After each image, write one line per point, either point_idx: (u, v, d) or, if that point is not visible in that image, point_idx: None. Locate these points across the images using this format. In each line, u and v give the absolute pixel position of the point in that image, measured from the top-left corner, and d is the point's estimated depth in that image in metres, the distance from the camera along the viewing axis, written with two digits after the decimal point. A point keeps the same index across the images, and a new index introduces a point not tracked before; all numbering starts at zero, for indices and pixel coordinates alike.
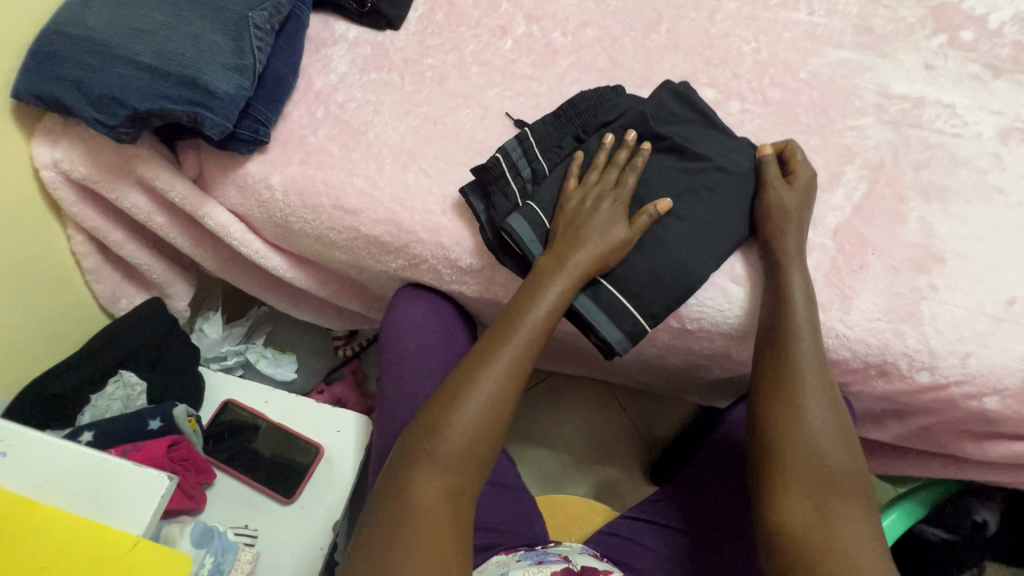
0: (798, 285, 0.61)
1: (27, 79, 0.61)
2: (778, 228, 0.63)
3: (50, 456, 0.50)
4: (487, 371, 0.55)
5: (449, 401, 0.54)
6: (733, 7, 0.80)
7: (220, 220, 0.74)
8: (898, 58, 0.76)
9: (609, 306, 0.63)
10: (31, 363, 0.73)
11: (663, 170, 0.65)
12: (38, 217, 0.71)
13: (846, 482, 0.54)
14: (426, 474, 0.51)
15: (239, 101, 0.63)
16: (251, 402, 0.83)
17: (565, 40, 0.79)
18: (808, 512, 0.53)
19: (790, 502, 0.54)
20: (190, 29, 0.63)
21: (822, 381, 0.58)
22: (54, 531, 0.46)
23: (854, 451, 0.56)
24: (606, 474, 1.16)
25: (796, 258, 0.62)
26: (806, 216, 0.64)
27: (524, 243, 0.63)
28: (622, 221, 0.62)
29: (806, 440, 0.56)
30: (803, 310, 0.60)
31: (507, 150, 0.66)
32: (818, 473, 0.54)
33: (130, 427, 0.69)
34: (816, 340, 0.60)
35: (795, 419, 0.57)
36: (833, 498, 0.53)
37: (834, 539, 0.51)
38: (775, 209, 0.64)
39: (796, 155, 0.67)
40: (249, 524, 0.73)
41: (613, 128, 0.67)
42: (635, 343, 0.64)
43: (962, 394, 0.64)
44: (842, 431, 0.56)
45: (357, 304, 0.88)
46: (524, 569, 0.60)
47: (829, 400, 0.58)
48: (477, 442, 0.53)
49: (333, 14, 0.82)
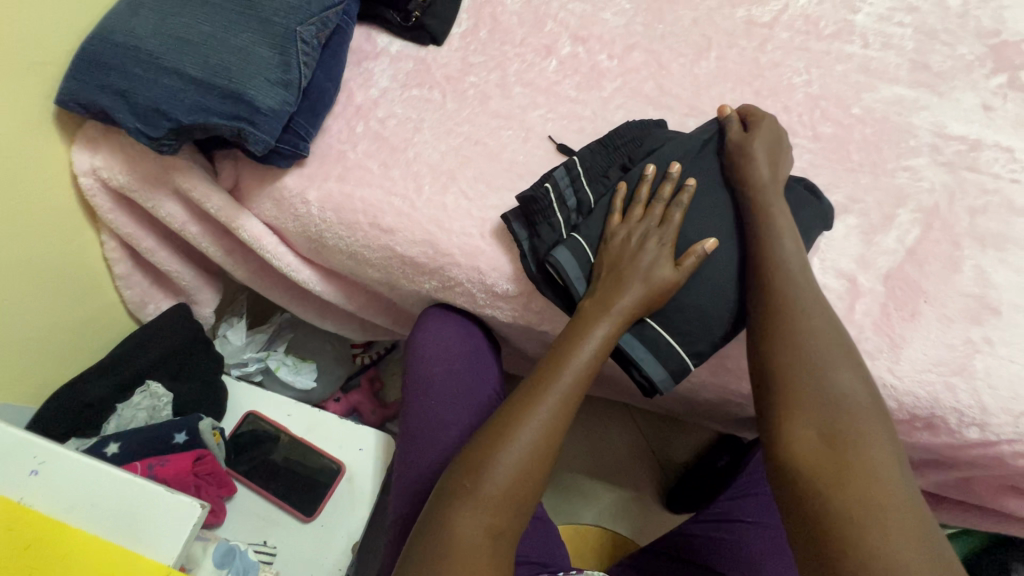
0: (780, 211, 0.61)
1: (73, 88, 0.60)
2: (748, 174, 0.63)
3: (79, 477, 0.49)
4: (532, 414, 0.54)
5: (490, 441, 0.53)
6: (785, 36, 0.78)
7: (254, 232, 0.73)
8: (956, 97, 0.74)
9: (654, 343, 0.61)
10: (58, 370, 0.73)
11: (704, 203, 0.64)
12: (73, 222, 0.70)
13: (854, 403, 0.51)
14: (468, 514, 0.50)
15: (283, 116, 0.62)
16: (273, 414, 0.82)
17: (611, 63, 0.78)
18: (815, 439, 0.50)
19: (796, 432, 0.51)
20: (237, 41, 0.62)
21: (822, 313, 0.56)
22: (84, 557, 0.45)
23: (860, 372, 0.53)
24: (619, 497, 1.14)
25: (772, 187, 0.62)
26: (777, 158, 0.65)
27: (568, 277, 0.62)
28: (667, 260, 0.60)
29: (812, 370, 0.53)
30: (784, 226, 0.60)
31: (555, 179, 0.65)
32: (821, 397, 0.52)
33: (156, 440, 0.67)
34: (807, 276, 0.58)
35: (795, 346, 0.54)
36: (840, 422, 0.50)
37: (848, 465, 0.48)
38: (742, 154, 0.64)
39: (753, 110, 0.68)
40: (268, 541, 0.73)
41: (658, 159, 0.65)
42: (678, 382, 0.62)
43: (1013, 453, 0.62)
44: (847, 358, 0.54)
45: (383, 318, 0.87)
46: None
47: (824, 318, 0.56)
48: (518, 487, 0.52)
49: (376, 26, 0.81)
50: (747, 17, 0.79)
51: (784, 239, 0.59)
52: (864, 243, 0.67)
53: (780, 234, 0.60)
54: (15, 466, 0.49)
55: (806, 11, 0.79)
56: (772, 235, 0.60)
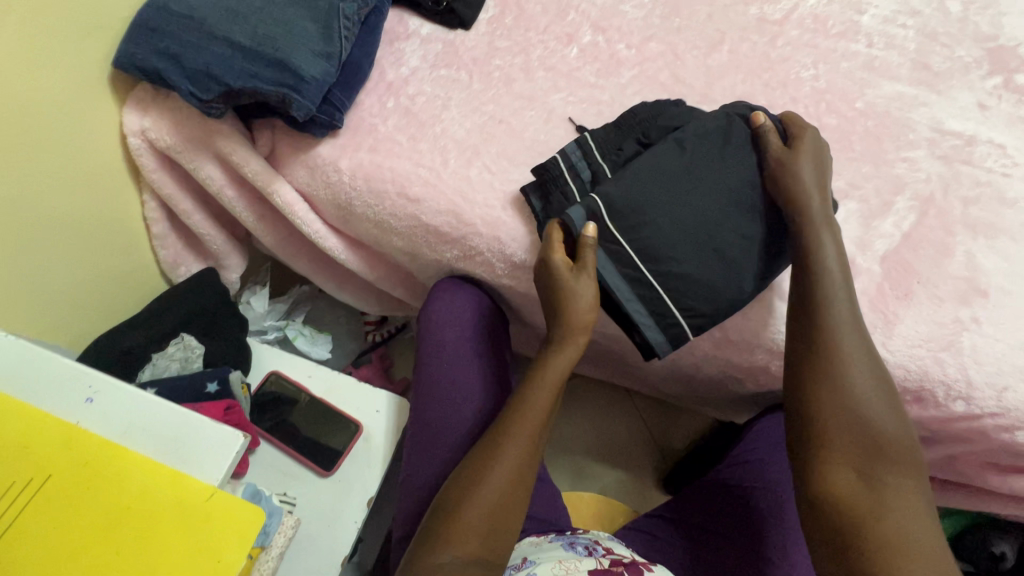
0: (828, 235, 0.63)
1: (131, 51, 0.64)
2: (798, 194, 0.64)
3: (131, 404, 0.53)
4: (507, 444, 0.61)
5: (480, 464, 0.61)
6: (794, 33, 0.83)
7: (287, 198, 0.77)
8: (953, 95, 0.78)
9: (660, 312, 0.65)
10: (97, 320, 0.77)
11: (729, 182, 0.66)
12: (118, 181, 0.75)
13: (891, 447, 0.56)
14: (458, 539, 0.56)
15: (324, 86, 0.66)
16: (294, 375, 0.86)
17: (629, 52, 0.82)
18: (853, 479, 0.56)
19: (834, 472, 0.56)
20: (284, 14, 0.66)
21: (865, 350, 0.60)
22: (136, 474, 0.49)
23: (897, 411, 0.58)
24: (619, 476, 1.18)
25: (822, 212, 0.64)
26: (823, 173, 0.66)
27: (575, 225, 0.65)
28: (569, 271, 0.64)
29: (852, 410, 0.57)
30: (832, 251, 0.62)
31: (567, 152, 0.70)
32: (861, 441, 0.56)
33: (189, 388, 0.71)
34: (852, 310, 0.61)
35: (838, 391, 0.58)
36: (875, 464, 0.56)
37: (881, 505, 0.53)
38: (786, 161, 0.65)
39: (794, 121, 0.69)
40: (289, 493, 0.77)
41: (690, 147, 0.67)
42: (674, 348, 0.67)
43: (996, 426, 0.66)
44: (889, 400, 0.58)
45: (401, 289, 0.91)
46: (557, 551, 0.64)
47: (870, 358, 0.60)
48: (499, 510, 0.59)
49: (408, 9, 0.85)
50: (759, 14, 0.84)
51: (831, 269, 0.62)
52: (863, 226, 0.71)
53: (832, 273, 0.62)
54: (71, 393, 0.53)
55: (815, 10, 0.84)
56: (816, 254, 0.62)
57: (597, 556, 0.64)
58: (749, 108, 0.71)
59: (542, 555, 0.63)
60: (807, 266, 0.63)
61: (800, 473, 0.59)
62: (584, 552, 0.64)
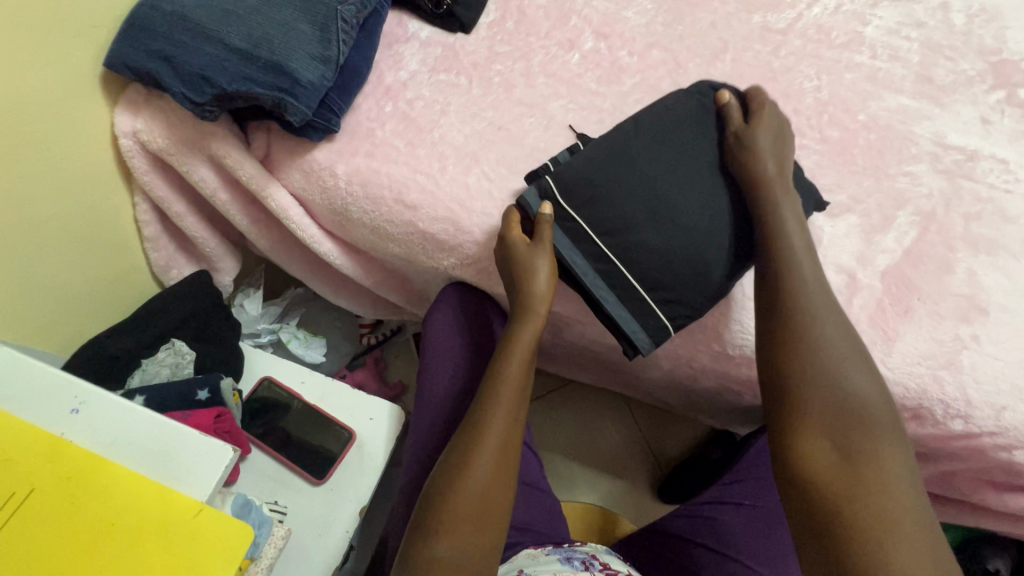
0: (787, 210, 0.62)
1: (122, 52, 0.63)
2: (758, 174, 0.63)
3: (117, 417, 0.52)
4: (490, 428, 0.59)
5: (469, 442, 0.59)
6: (798, 43, 0.82)
7: (282, 203, 0.76)
8: (956, 109, 0.78)
9: (642, 312, 0.65)
10: (86, 325, 0.75)
11: (692, 169, 0.65)
12: (110, 183, 0.74)
13: (867, 416, 0.55)
14: (449, 530, 0.54)
15: (321, 90, 0.65)
16: (287, 381, 0.85)
17: (631, 59, 0.81)
18: (829, 450, 0.54)
19: (810, 445, 0.55)
20: (280, 16, 0.65)
21: (831, 315, 0.60)
22: (122, 489, 0.48)
23: (871, 379, 0.57)
24: (615, 485, 1.17)
25: (778, 183, 0.63)
26: (782, 148, 0.65)
27: (530, 207, 0.66)
28: (524, 245, 0.64)
29: (825, 379, 0.57)
30: (794, 224, 0.62)
31: (558, 159, 0.68)
32: (837, 412, 0.55)
33: (179, 395, 0.69)
34: (815, 270, 0.61)
35: (809, 362, 0.57)
36: (852, 433, 0.54)
37: (861, 476, 0.52)
38: (747, 145, 0.64)
39: (757, 98, 0.68)
40: (280, 502, 0.75)
41: (653, 128, 0.66)
42: (657, 345, 0.66)
43: (994, 445, 0.65)
44: (860, 367, 0.57)
45: (396, 295, 0.90)
46: (553, 565, 0.63)
47: (838, 326, 0.59)
48: (489, 497, 0.56)
49: (407, 12, 0.84)
50: (763, 23, 0.83)
51: (793, 245, 0.61)
52: (863, 241, 0.70)
53: (795, 248, 0.61)
54: (57, 403, 0.52)
55: (818, 20, 0.83)
56: (777, 231, 0.62)
57: (594, 571, 0.63)
58: (715, 88, 0.70)
59: (538, 568, 0.62)
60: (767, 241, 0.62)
61: (779, 447, 0.57)
62: (581, 566, 0.64)
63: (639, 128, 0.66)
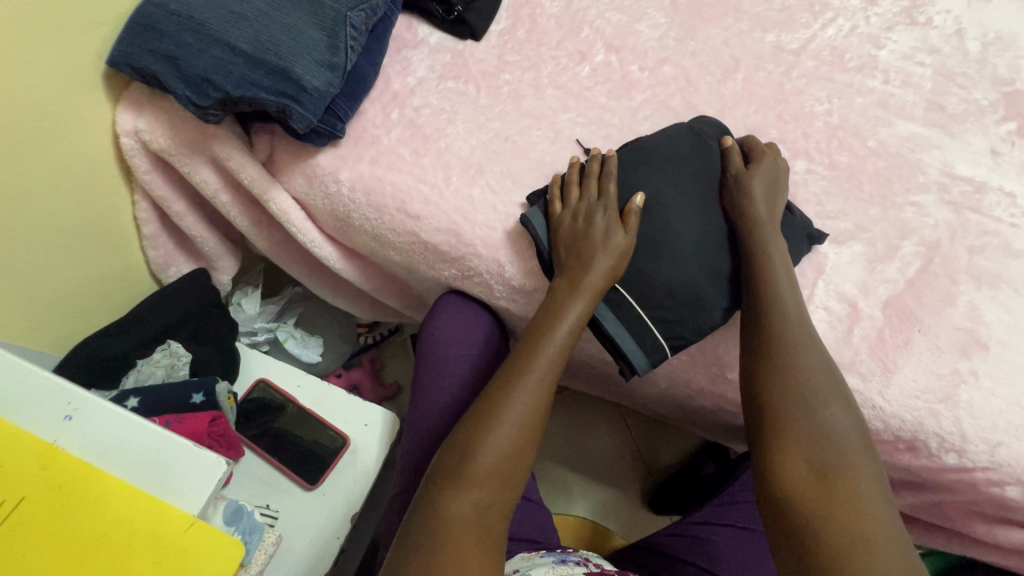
0: (776, 248, 0.63)
1: (127, 51, 0.62)
2: (756, 217, 0.64)
3: (111, 426, 0.52)
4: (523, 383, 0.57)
5: (477, 428, 0.55)
6: (810, 64, 0.81)
7: (283, 206, 0.75)
8: (966, 139, 0.77)
9: (640, 333, 0.64)
10: (83, 323, 0.75)
11: (694, 204, 0.67)
12: (111, 181, 0.73)
13: (844, 438, 0.55)
14: (472, 483, 0.53)
15: (327, 97, 0.64)
16: (283, 383, 0.84)
17: (642, 74, 0.80)
18: (806, 470, 0.53)
19: (789, 464, 0.54)
20: (287, 20, 0.64)
21: (810, 339, 0.60)
22: (113, 500, 0.48)
23: (846, 404, 0.57)
24: (606, 496, 1.17)
25: (767, 224, 0.64)
26: (774, 193, 0.66)
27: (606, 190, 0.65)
28: (617, 226, 0.63)
29: (800, 399, 0.56)
30: (777, 256, 0.63)
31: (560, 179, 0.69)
32: (815, 434, 0.55)
33: (174, 399, 0.69)
34: (795, 292, 0.62)
35: (787, 383, 0.57)
36: (828, 454, 0.54)
37: (836, 497, 0.51)
38: (740, 188, 0.66)
39: (756, 143, 0.70)
40: (272, 506, 0.75)
41: (649, 162, 0.67)
42: (655, 366, 0.65)
43: (987, 480, 0.65)
44: (836, 392, 0.57)
45: (395, 300, 0.90)
46: (547, 566, 0.62)
47: (817, 351, 0.59)
48: (513, 456, 0.55)
49: (418, 16, 0.83)
50: (776, 42, 0.82)
51: (781, 279, 0.62)
52: (867, 270, 0.70)
53: (778, 277, 0.62)
54: (50, 409, 0.51)
55: (832, 42, 0.82)
56: (767, 266, 0.63)
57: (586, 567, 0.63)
58: (719, 129, 0.72)
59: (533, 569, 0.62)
60: (757, 273, 0.63)
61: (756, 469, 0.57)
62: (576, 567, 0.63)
63: (649, 163, 0.67)
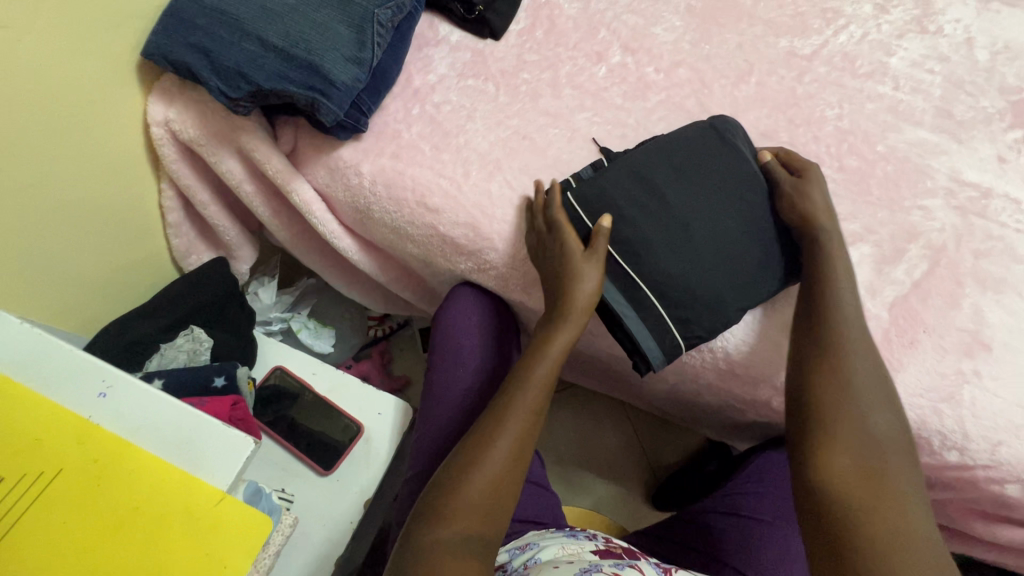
0: (842, 259, 0.65)
1: (162, 43, 0.64)
2: (814, 228, 0.66)
3: (141, 404, 0.53)
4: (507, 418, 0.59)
5: (466, 460, 0.57)
6: (822, 70, 0.83)
7: (305, 197, 0.77)
8: (974, 145, 0.79)
9: (658, 329, 0.66)
10: (107, 308, 0.77)
11: (736, 208, 0.68)
12: (139, 170, 0.75)
13: (890, 441, 0.56)
14: (455, 516, 0.54)
15: (354, 92, 0.66)
16: (299, 371, 0.86)
17: (658, 76, 0.82)
18: (852, 466, 0.54)
19: (833, 459, 0.55)
20: (316, 15, 0.66)
21: (866, 346, 0.61)
22: (144, 475, 0.49)
23: (896, 412, 0.58)
24: (609, 491, 1.19)
25: (836, 233, 0.66)
26: (831, 206, 0.68)
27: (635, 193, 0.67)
28: (580, 253, 0.64)
29: (848, 400, 0.57)
30: (842, 268, 0.64)
31: (580, 176, 0.70)
32: (863, 433, 0.56)
33: (197, 382, 0.71)
34: (855, 301, 0.63)
35: (834, 382, 0.58)
36: (874, 455, 0.54)
37: (882, 494, 0.52)
38: (801, 196, 0.67)
39: (794, 158, 0.72)
40: (287, 490, 0.76)
41: (675, 160, 0.69)
42: (670, 362, 0.67)
43: (987, 478, 0.67)
44: (887, 399, 0.58)
45: (410, 292, 0.91)
46: (558, 540, 0.65)
47: (871, 358, 0.60)
48: (503, 483, 0.56)
49: (439, 15, 0.85)
50: (789, 48, 0.84)
51: (841, 285, 0.63)
52: (874, 271, 0.72)
53: (839, 284, 0.63)
54: (84, 386, 0.53)
55: (844, 48, 0.84)
56: (826, 274, 0.64)
57: (599, 541, 0.66)
58: (746, 133, 0.74)
59: (543, 543, 0.65)
60: (818, 280, 0.64)
61: (797, 461, 0.57)
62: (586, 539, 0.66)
63: (702, 171, 0.69)
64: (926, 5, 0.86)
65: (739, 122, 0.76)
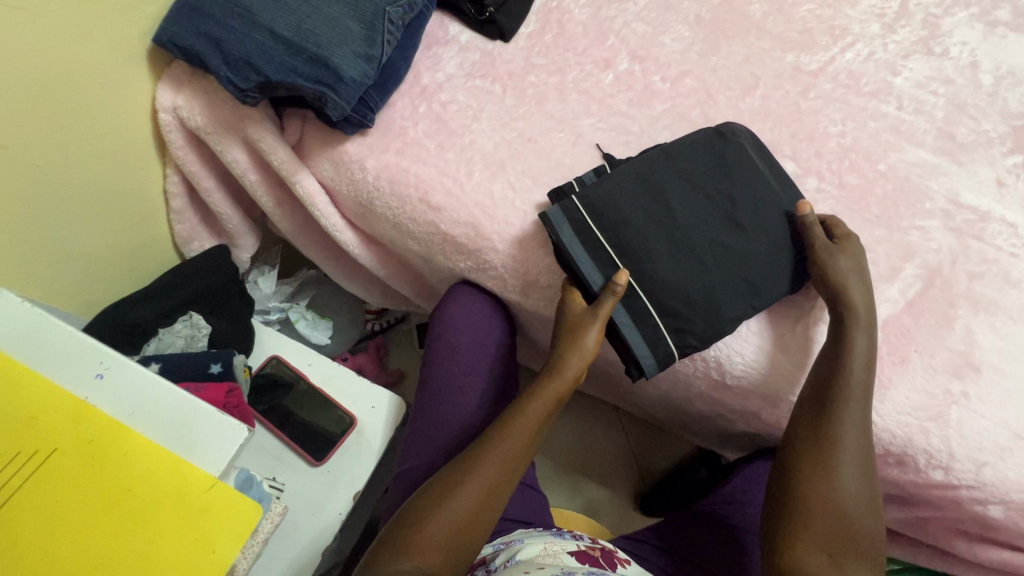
0: (863, 345, 0.63)
1: (174, 32, 0.65)
2: (840, 297, 0.65)
3: (138, 388, 0.54)
4: (475, 474, 0.60)
5: (436, 496, 0.59)
6: (827, 86, 0.83)
7: (308, 189, 0.78)
8: (974, 168, 0.80)
9: (653, 337, 0.67)
10: (108, 291, 0.78)
11: (742, 219, 0.69)
12: (145, 154, 0.76)
13: (864, 539, 0.59)
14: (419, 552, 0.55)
15: (361, 87, 0.67)
16: (294, 362, 0.87)
17: (664, 85, 0.82)
18: (822, 563, 0.58)
19: (804, 556, 0.59)
20: (327, 9, 0.66)
21: (862, 439, 0.62)
22: (138, 457, 0.50)
23: (873, 506, 0.61)
24: (596, 494, 1.20)
25: (865, 319, 0.64)
26: (867, 280, 0.66)
27: (638, 196, 0.68)
28: (591, 318, 0.65)
29: (831, 497, 0.60)
30: (862, 354, 0.63)
31: (582, 180, 0.71)
32: (838, 531, 0.59)
33: (194, 368, 0.71)
34: (869, 387, 0.63)
35: (826, 482, 0.61)
36: (843, 552, 0.59)
37: None
38: (830, 259, 0.66)
39: (839, 228, 0.69)
40: (278, 479, 0.77)
41: (682, 169, 0.70)
42: (662, 369, 0.68)
43: (970, 498, 0.68)
44: (870, 496, 0.61)
45: (409, 288, 0.92)
46: (544, 538, 0.66)
47: (863, 453, 0.62)
48: (468, 522, 0.58)
49: (450, 15, 0.85)
50: (795, 63, 0.85)
51: (857, 367, 0.63)
52: None
53: (857, 369, 0.63)
54: (83, 367, 0.54)
55: (850, 66, 0.85)
56: (844, 356, 0.63)
57: (582, 541, 0.67)
58: (756, 138, 0.75)
59: (530, 540, 0.66)
60: (839, 356, 0.63)
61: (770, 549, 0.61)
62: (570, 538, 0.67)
63: (716, 193, 0.69)
64: (934, 26, 0.87)
65: (745, 126, 0.77)
